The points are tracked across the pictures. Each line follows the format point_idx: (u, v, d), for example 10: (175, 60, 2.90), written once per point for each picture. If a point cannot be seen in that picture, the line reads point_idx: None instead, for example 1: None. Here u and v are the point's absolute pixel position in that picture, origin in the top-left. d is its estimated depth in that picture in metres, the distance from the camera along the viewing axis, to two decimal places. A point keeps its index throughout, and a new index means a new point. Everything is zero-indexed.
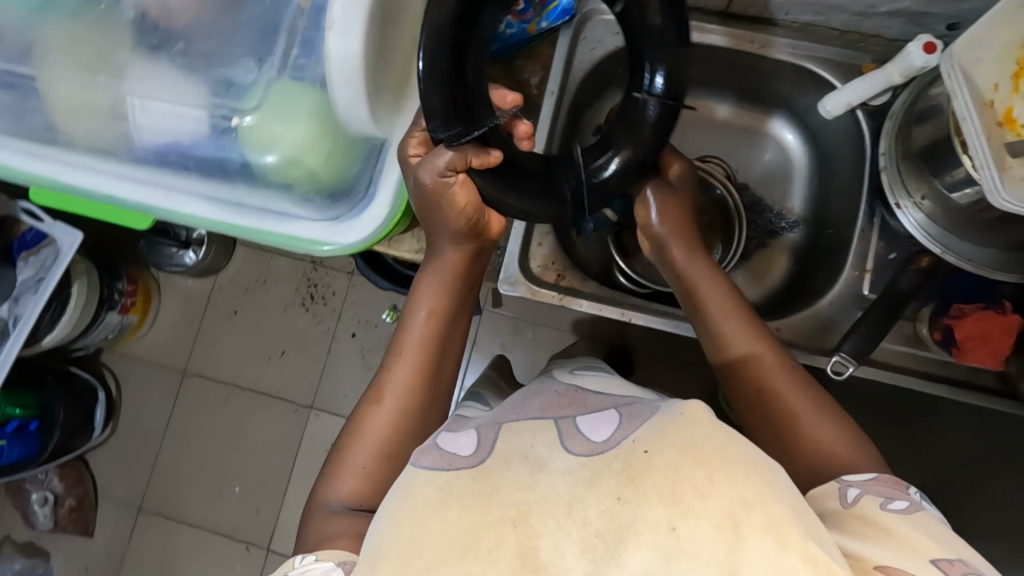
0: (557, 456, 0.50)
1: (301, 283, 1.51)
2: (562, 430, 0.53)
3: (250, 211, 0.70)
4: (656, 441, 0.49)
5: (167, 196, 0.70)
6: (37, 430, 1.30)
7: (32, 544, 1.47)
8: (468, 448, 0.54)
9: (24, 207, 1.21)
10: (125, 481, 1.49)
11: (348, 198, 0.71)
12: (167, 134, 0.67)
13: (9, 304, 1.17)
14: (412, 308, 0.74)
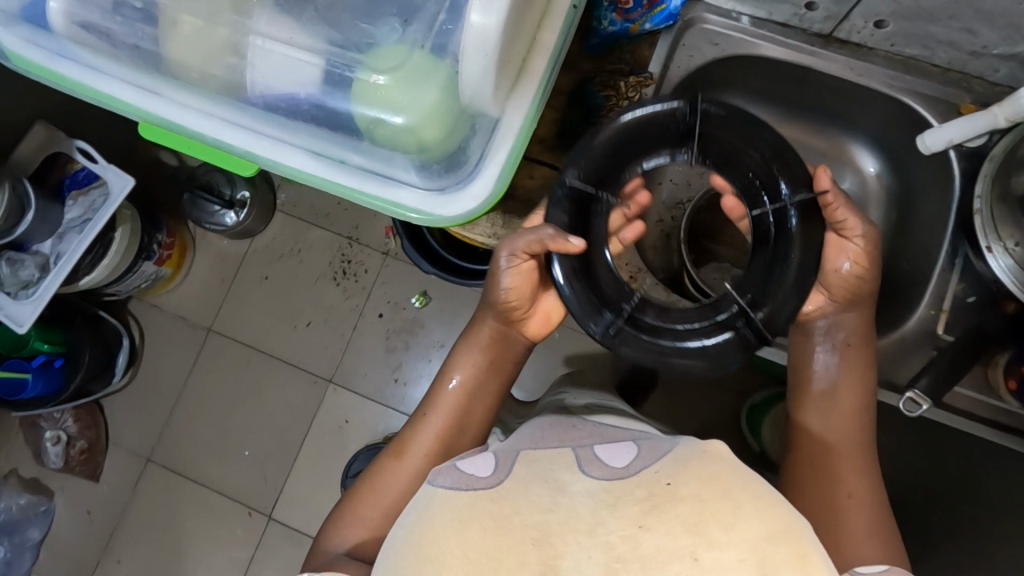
0: (573, 478, 0.57)
1: (335, 257, 1.52)
2: (579, 456, 0.59)
3: (352, 171, 0.72)
4: (679, 476, 0.55)
5: (272, 146, 0.73)
6: (61, 368, 1.31)
7: (37, 481, 1.47)
8: (485, 469, 0.59)
9: (81, 146, 1.21)
10: (138, 430, 1.49)
11: (451, 171, 0.72)
12: (289, 86, 0.69)
13: (53, 242, 1.18)
14: (449, 372, 0.88)
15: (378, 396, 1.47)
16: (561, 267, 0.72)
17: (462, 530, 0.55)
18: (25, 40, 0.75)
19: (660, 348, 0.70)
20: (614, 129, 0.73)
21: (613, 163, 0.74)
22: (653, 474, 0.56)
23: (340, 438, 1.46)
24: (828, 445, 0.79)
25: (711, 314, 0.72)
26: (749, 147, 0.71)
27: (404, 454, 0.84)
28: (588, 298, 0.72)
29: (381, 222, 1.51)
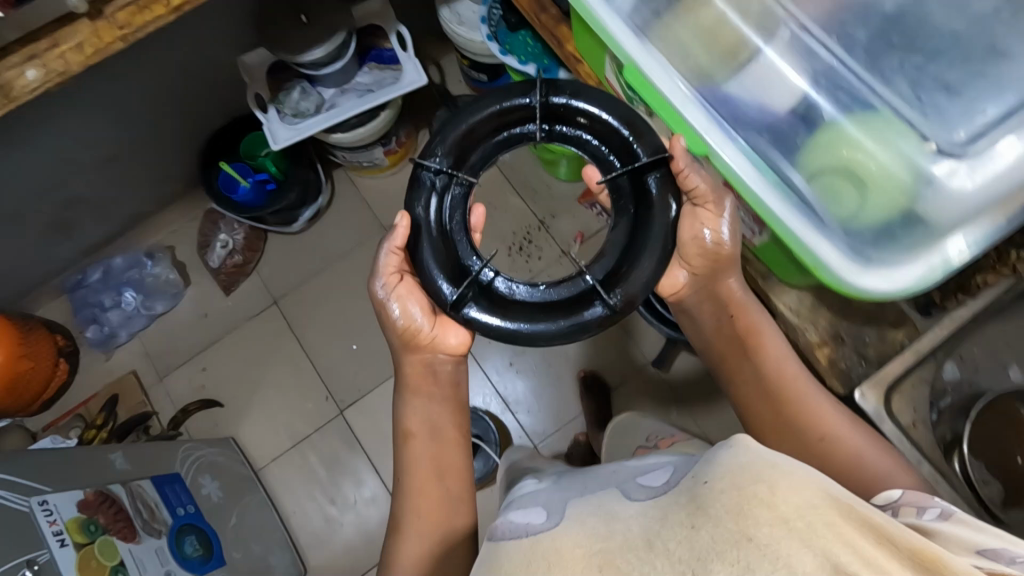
0: (622, 503, 0.58)
1: (520, 230, 1.57)
2: (624, 490, 0.62)
3: (786, 196, 0.71)
4: (714, 470, 0.47)
5: (719, 135, 0.74)
6: (269, 193, 1.40)
7: (182, 265, 1.58)
8: (540, 516, 0.64)
9: (399, 31, 1.30)
10: (281, 273, 1.58)
11: (879, 250, 0.68)
12: (767, 93, 0.72)
13: (334, 92, 1.30)
14: (405, 431, 0.90)
15: (485, 366, 1.49)
16: (428, 261, 0.80)
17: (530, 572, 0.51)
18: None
19: (517, 305, 0.80)
20: (476, 118, 0.81)
21: (469, 150, 0.82)
22: (688, 486, 0.50)
23: None
24: (772, 406, 0.81)
25: (575, 294, 0.80)
26: (609, 124, 0.79)
27: (403, 526, 0.86)
28: (447, 269, 0.80)
29: (577, 224, 1.55)
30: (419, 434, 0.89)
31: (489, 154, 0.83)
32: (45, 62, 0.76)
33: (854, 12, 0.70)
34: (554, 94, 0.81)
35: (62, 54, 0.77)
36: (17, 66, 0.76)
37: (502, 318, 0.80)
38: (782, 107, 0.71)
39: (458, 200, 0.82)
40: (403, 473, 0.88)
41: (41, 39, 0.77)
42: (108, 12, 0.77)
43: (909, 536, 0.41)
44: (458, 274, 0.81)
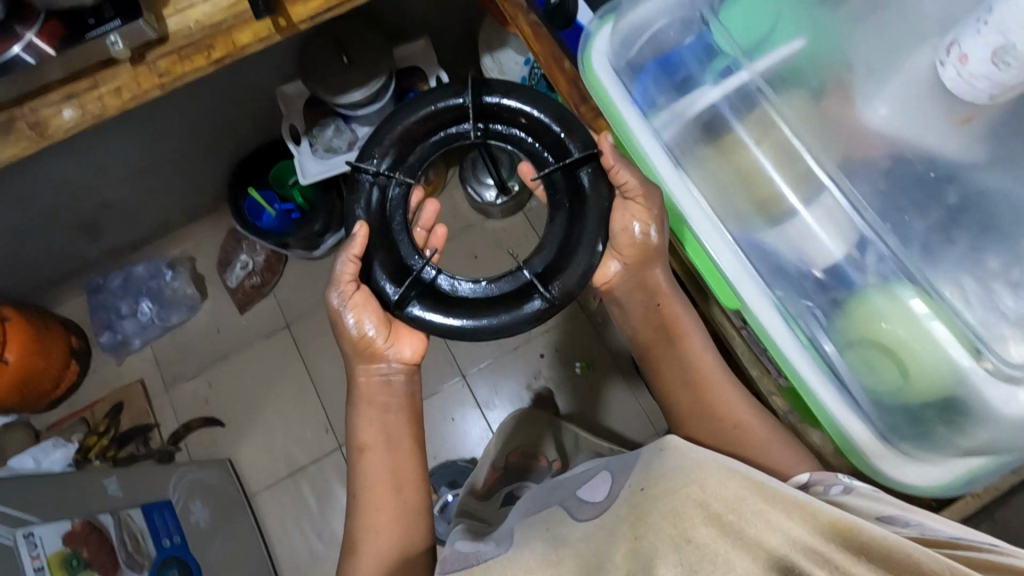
0: (570, 524, 0.60)
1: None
2: (568, 506, 0.64)
3: (823, 369, 0.70)
4: (651, 478, 0.56)
5: (757, 294, 0.73)
6: (295, 222, 1.39)
7: (201, 278, 1.58)
8: (491, 542, 0.65)
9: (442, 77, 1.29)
10: (296, 298, 1.57)
11: (914, 439, 0.68)
12: (810, 263, 0.71)
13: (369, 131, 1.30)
14: (355, 441, 0.84)
15: (489, 415, 1.46)
16: (376, 265, 0.83)
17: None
18: (625, 94, 0.80)
19: (460, 302, 0.82)
20: (411, 123, 0.84)
21: (407, 152, 0.85)
22: (627, 494, 0.57)
23: (440, 430, 1.46)
24: (691, 392, 0.80)
25: (515, 288, 0.81)
26: (535, 118, 0.82)
27: (361, 548, 0.77)
28: (391, 271, 0.83)
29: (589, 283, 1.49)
30: (374, 446, 0.83)
31: (426, 153, 0.86)
32: (82, 103, 0.77)
33: (907, 188, 0.69)
34: (485, 94, 0.84)
35: (100, 96, 0.77)
36: (56, 103, 0.77)
37: (442, 313, 0.80)
38: (824, 278, 0.70)
39: (398, 199, 0.85)
40: (361, 488, 0.81)
41: (82, 79, 0.77)
42: (150, 59, 0.78)
43: (823, 507, 0.50)
44: (399, 267, 0.84)
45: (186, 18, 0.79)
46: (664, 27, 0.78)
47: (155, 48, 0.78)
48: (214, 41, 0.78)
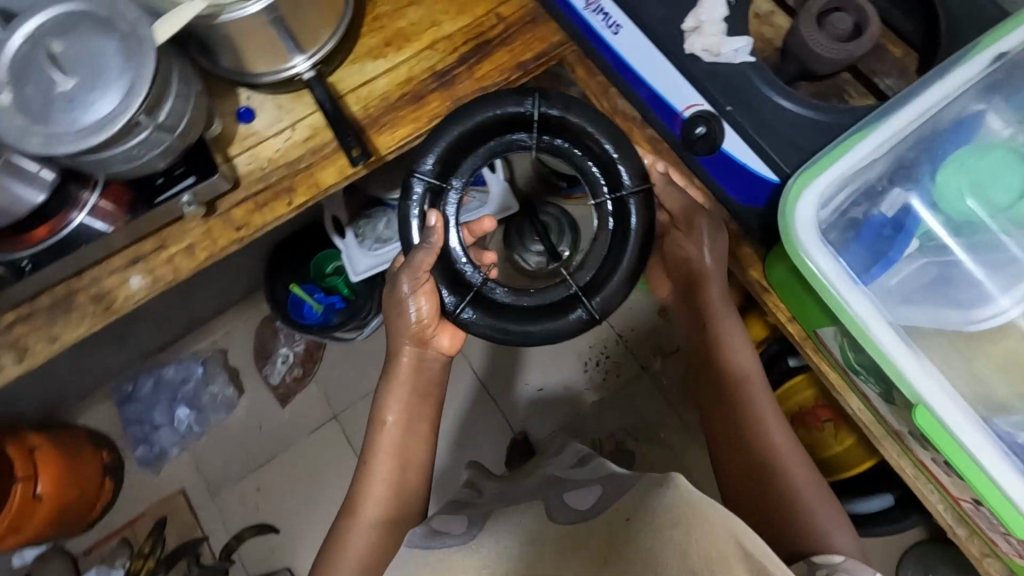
0: (545, 527, 0.55)
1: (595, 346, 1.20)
2: (550, 509, 0.58)
3: None
4: (638, 506, 0.51)
5: None
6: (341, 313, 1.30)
7: (235, 373, 1.47)
8: (459, 527, 0.61)
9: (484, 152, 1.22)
10: (342, 386, 1.47)
11: None
12: None
13: None
14: (379, 411, 0.74)
15: None
16: (442, 284, 0.67)
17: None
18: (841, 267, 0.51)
19: (512, 309, 0.66)
20: (463, 127, 0.66)
21: (460, 158, 0.67)
22: (605, 517, 0.53)
23: None
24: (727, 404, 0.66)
25: (551, 294, 0.66)
26: (601, 145, 0.64)
27: (358, 510, 0.70)
28: (447, 281, 0.67)
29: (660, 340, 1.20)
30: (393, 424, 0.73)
31: (479, 163, 0.68)
32: (150, 266, 0.68)
33: None
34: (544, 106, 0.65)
35: (168, 257, 0.68)
36: (120, 269, 0.68)
37: (491, 321, 0.66)
38: None
39: (454, 211, 0.68)
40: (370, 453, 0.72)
41: (147, 239, 0.68)
42: (222, 208, 0.69)
43: None
44: (454, 278, 0.68)
45: (257, 156, 0.70)
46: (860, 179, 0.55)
47: (225, 195, 0.69)
48: (294, 183, 0.69)
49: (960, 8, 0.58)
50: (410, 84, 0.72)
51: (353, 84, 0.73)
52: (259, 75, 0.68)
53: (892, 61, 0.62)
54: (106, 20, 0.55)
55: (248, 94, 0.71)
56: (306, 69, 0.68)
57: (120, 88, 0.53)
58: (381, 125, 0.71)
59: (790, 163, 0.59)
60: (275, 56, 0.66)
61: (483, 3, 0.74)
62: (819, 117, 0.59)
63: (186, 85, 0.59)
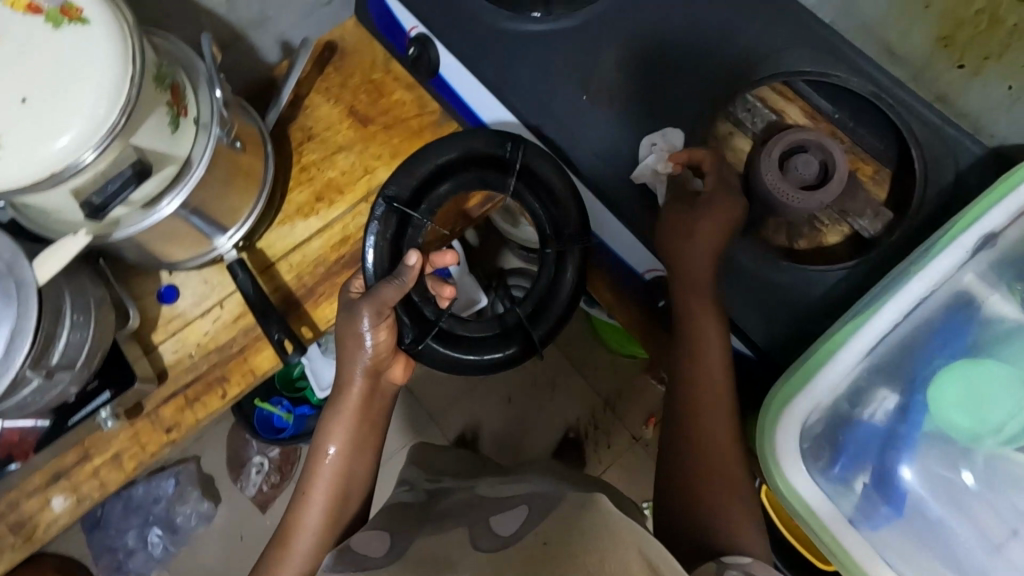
0: (462, 555, 0.40)
1: (580, 416, 1.10)
2: (472, 534, 0.43)
3: None
4: (559, 531, 0.38)
5: None
6: None
7: (209, 481, 1.27)
8: (379, 550, 0.45)
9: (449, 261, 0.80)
10: None
11: None
12: None
13: None
14: (319, 437, 0.55)
15: None
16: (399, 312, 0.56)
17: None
18: (820, 480, 0.42)
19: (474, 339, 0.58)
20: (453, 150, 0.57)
21: (437, 180, 0.58)
22: (529, 540, 0.39)
23: None
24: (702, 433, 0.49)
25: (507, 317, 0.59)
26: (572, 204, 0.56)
27: (287, 544, 0.52)
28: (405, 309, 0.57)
29: (642, 406, 1.10)
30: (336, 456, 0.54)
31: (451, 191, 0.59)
32: (74, 484, 0.61)
33: None
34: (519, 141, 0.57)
35: (94, 470, 0.61)
36: (41, 490, 0.61)
37: (447, 350, 0.57)
38: None
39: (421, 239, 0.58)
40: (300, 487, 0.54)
41: (67, 452, 0.61)
42: (150, 408, 0.62)
43: None
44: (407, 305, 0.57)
45: (184, 341, 0.64)
46: (887, 357, 0.42)
47: (152, 392, 0.62)
48: (227, 370, 0.63)
49: (932, 146, 0.53)
50: (346, 244, 0.66)
51: (284, 248, 0.66)
52: (181, 261, 0.62)
53: (865, 199, 0.54)
54: None
55: (169, 272, 0.65)
56: (230, 248, 0.62)
57: (0, 341, 0.45)
58: (318, 296, 0.64)
59: (759, 334, 0.51)
60: (195, 243, 0.60)
61: (418, 143, 0.68)
62: (780, 280, 0.52)
63: (86, 305, 0.52)
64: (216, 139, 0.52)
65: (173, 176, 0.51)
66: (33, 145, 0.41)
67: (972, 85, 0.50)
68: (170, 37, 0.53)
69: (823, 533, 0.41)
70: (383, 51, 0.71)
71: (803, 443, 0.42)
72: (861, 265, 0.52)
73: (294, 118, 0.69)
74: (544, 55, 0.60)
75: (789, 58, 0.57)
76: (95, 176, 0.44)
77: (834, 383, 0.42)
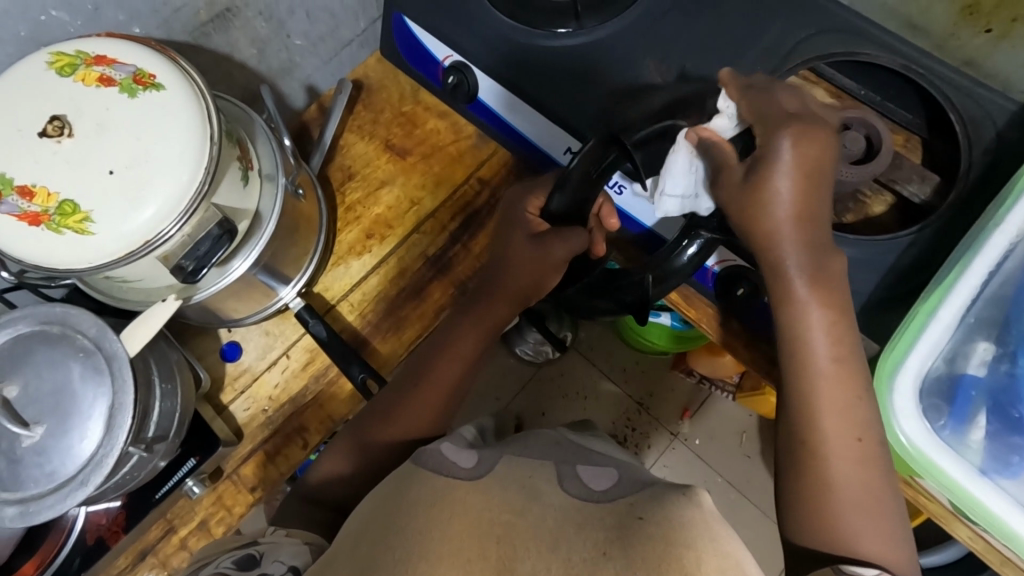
0: (551, 491, 0.40)
1: (617, 420, 1.01)
2: (559, 472, 0.43)
3: None
4: (656, 508, 0.37)
5: None
6: None
7: None
8: (469, 459, 0.43)
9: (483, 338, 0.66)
10: None
11: None
12: None
13: None
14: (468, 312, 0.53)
15: None
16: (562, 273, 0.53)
17: (437, 516, 0.36)
18: (929, 424, 0.44)
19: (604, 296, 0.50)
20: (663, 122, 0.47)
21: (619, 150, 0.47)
22: (622, 505, 0.38)
23: None
24: (814, 290, 0.41)
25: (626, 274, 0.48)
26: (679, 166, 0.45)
27: (390, 414, 0.50)
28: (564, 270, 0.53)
29: (677, 398, 1.03)
30: (457, 359, 0.51)
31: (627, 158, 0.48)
32: (162, 560, 0.58)
33: None
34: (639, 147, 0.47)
35: (181, 542, 0.59)
36: (127, 571, 0.58)
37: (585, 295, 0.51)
38: None
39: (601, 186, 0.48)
40: (411, 377, 0.51)
41: (150, 527, 0.59)
42: (230, 470, 0.61)
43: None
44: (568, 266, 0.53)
45: (255, 397, 0.62)
46: (977, 309, 0.45)
47: (230, 453, 0.61)
48: (306, 419, 0.62)
49: (970, 108, 0.56)
50: (404, 276, 0.66)
51: (342, 289, 0.66)
52: (244, 316, 0.61)
53: (910, 167, 0.55)
54: (63, 340, 0.46)
55: (228, 329, 0.63)
56: (294, 296, 0.61)
57: (101, 418, 0.45)
58: (384, 331, 0.65)
59: None
60: (259, 296, 0.60)
61: (459, 168, 0.69)
62: (852, 254, 0.52)
63: (171, 373, 0.52)
64: (283, 189, 0.52)
65: (247, 231, 0.51)
66: (117, 216, 0.41)
67: (998, 48, 0.55)
68: (223, 95, 0.53)
69: (955, 486, 0.43)
70: (410, 82, 0.71)
71: (916, 402, 0.44)
72: (925, 230, 0.52)
73: (330, 159, 0.69)
74: (589, 65, 0.59)
75: (817, 42, 0.59)
76: (183, 241, 0.44)
77: (938, 342, 0.44)
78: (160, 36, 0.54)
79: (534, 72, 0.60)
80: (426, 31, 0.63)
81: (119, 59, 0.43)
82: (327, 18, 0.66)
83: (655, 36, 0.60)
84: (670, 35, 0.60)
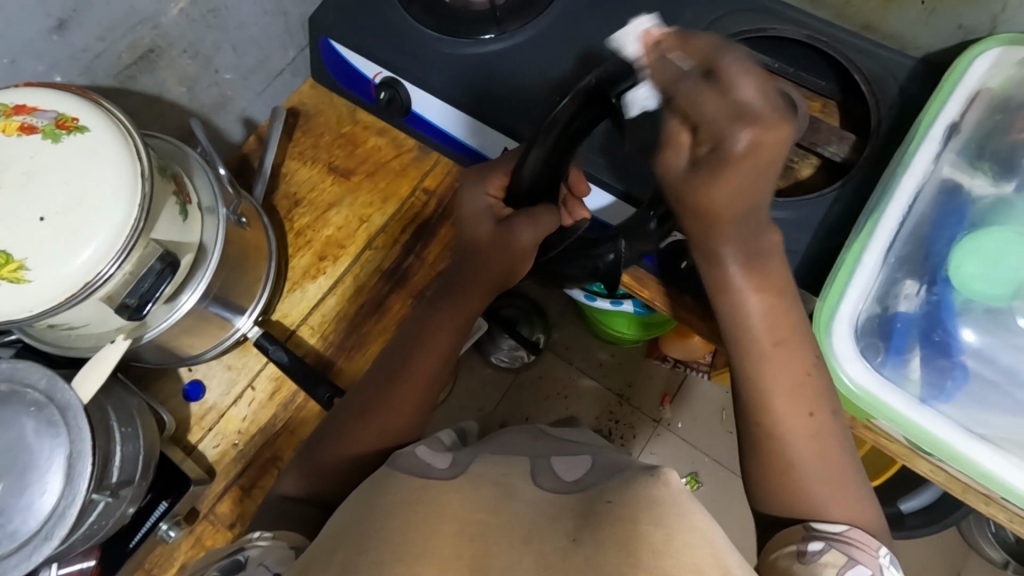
0: (526, 487, 0.41)
1: (600, 413, 1.03)
2: (534, 468, 0.43)
3: None
4: (625, 490, 0.37)
5: None
6: None
7: None
8: (444, 461, 0.43)
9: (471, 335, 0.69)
10: None
11: None
12: None
13: None
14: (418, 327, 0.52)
15: None
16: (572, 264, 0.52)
17: (415, 515, 0.36)
18: (870, 362, 0.46)
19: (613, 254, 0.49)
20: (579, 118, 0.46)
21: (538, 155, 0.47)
22: (587, 492, 0.40)
23: None
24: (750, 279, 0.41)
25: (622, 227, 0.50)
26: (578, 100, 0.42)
27: (369, 408, 0.49)
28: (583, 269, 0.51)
29: (655, 385, 1.05)
30: (436, 353, 0.50)
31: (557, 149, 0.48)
32: None
33: None
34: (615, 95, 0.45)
35: None
36: None
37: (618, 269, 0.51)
38: None
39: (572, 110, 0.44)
40: (391, 376, 0.50)
41: None
42: (207, 509, 0.59)
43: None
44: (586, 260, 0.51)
45: (224, 432, 0.62)
46: (901, 249, 0.48)
47: (204, 492, 0.60)
48: (278, 447, 0.61)
49: (873, 68, 0.59)
50: (363, 293, 0.67)
51: (301, 312, 0.66)
52: (202, 352, 0.61)
53: (827, 129, 0.56)
54: (13, 397, 0.45)
55: (189, 367, 0.62)
56: (251, 325, 0.62)
57: (60, 470, 0.44)
58: (349, 349, 0.65)
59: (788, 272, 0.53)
60: (213, 330, 0.60)
61: (404, 181, 0.70)
62: (785, 216, 0.55)
63: (131, 417, 0.51)
64: (225, 219, 0.53)
65: (191, 264, 0.51)
66: (53, 261, 0.40)
67: (889, 11, 0.58)
68: (153, 133, 0.54)
69: (901, 419, 0.45)
70: (346, 104, 0.72)
71: (857, 342, 0.47)
72: (847, 185, 0.55)
73: (276, 188, 0.70)
74: (514, 68, 0.61)
75: (725, 24, 0.62)
76: (125, 279, 0.44)
77: (867, 285, 0.47)
78: (84, 83, 0.55)
79: (457, 78, 0.61)
80: (352, 52, 0.64)
81: (39, 106, 0.43)
82: (255, 51, 0.66)
83: (574, 33, 0.62)
84: (588, 32, 0.62)
